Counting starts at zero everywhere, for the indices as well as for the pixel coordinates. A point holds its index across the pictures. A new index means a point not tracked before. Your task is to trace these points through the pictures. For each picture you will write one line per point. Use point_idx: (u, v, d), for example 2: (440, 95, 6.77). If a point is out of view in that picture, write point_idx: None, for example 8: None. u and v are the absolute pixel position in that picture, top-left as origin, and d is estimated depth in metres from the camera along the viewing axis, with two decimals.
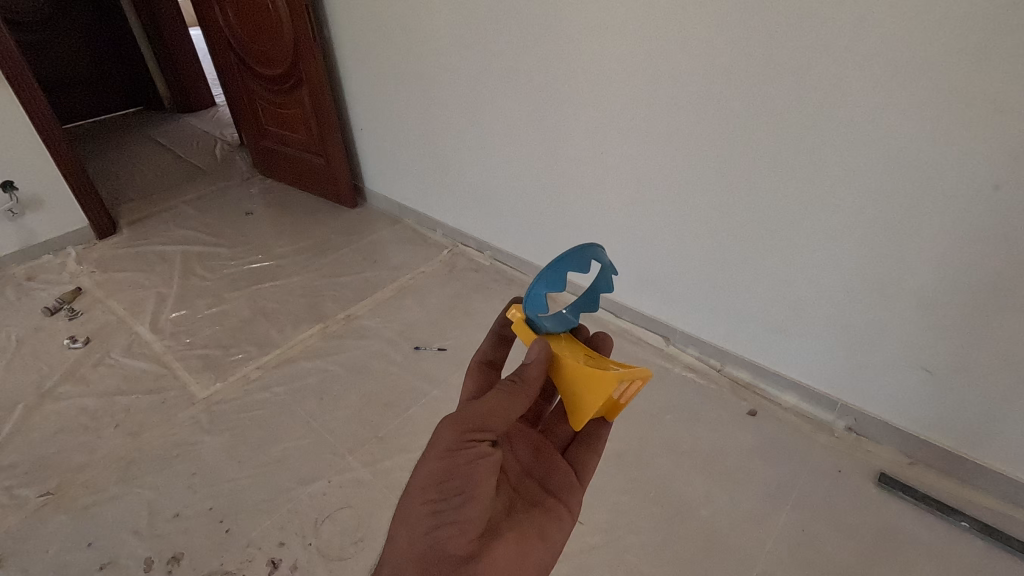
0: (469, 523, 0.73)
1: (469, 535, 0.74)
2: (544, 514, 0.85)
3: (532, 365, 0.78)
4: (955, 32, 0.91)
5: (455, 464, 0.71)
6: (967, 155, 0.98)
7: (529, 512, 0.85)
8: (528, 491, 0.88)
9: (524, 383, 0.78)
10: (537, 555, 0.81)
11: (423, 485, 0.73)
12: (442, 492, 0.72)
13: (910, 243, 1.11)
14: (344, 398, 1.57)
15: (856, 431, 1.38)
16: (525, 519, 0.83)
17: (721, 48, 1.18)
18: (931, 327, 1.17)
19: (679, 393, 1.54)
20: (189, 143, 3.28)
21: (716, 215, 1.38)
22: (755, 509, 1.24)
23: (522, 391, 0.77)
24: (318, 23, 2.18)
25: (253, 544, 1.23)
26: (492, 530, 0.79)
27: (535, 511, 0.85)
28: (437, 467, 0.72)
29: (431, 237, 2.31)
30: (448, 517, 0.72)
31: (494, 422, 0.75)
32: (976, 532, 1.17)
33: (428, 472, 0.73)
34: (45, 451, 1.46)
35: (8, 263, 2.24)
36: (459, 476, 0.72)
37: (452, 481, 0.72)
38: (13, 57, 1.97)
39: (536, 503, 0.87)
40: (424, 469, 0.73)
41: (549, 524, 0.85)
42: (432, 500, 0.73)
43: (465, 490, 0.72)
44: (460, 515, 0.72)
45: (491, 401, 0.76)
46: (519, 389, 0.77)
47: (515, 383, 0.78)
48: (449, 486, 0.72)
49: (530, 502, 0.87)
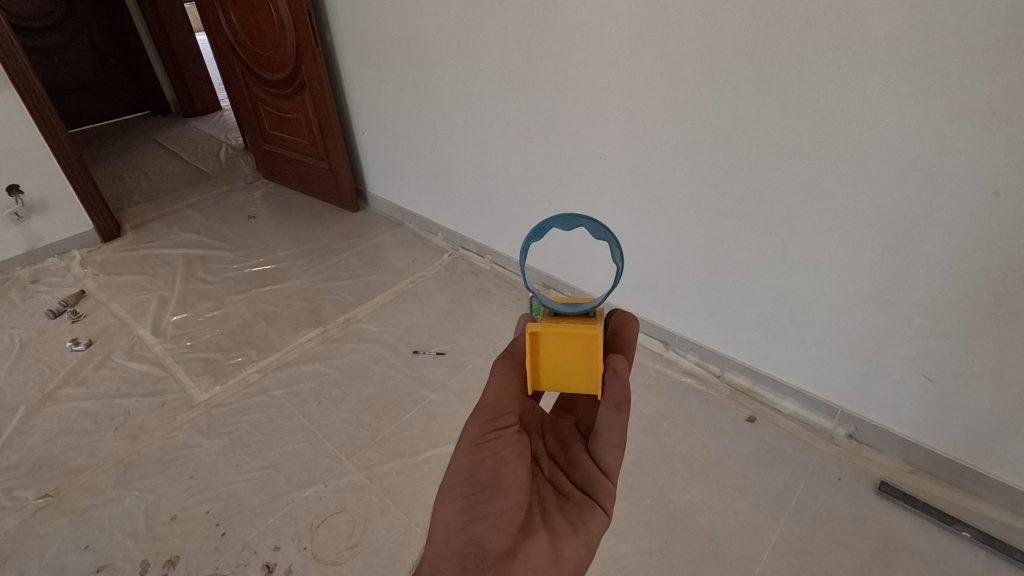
0: (504, 516, 0.70)
1: (507, 531, 0.70)
2: (579, 508, 0.78)
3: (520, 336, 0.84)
4: (952, 37, 0.90)
5: (480, 456, 0.73)
6: (965, 160, 0.97)
7: (563, 509, 0.78)
8: (562, 486, 0.81)
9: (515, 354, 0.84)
10: (571, 549, 0.73)
11: (454, 482, 0.74)
12: (473, 486, 0.72)
13: (909, 249, 1.10)
14: (342, 402, 1.57)
15: (857, 438, 1.37)
16: (557, 515, 0.76)
17: (717, 54, 1.18)
18: (929, 334, 1.16)
19: (678, 399, 1.53)
20: (194, 146, 3.31)
21: (714, 220, 1.38)
22: (753, 517, 1.23)
23: (513, 360, 0.83)
24: (321, 29, 2.20)
25: (248, 548, 1.23)
26: (529, 525, 0.73)
27: (569, 505, 0.78)
28: (466, 462, 0.74)
29: (432, 241, 2.32)
30: (481, 511, 0.71)
31: (508, 406, 0.78)
32: (978, 542, 1.15)
33: (457, 468, 0.75)
34: (45, 453, 1.47)
35: (13, 266, 2.26)
36: (488, 466, 0.73)
37: (482, 472, 0.72)
38: (19, 62, 1.99)
39: (567, 497, 0.79)
40: (455, 467, 0.76)
41: (583, 519, 0.77)
42: (464, 497, 0.73)
43: (495, 481, 0.72)
44: (493, 508, 0.70)
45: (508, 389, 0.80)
46: (512, 361, 0.83)
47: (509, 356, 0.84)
48: (479, 479, 0.72)
49: (565, 497, 0.80)
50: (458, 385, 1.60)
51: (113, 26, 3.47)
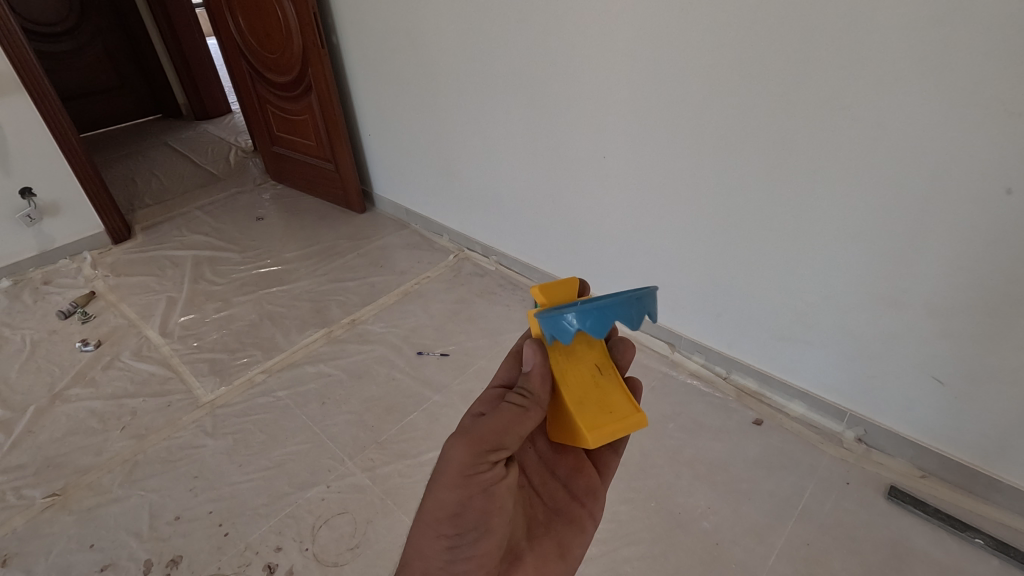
0: (487, 557, 0.71)
1: (486, 569, 0.71)
2: (565, 524, 0.82)
3: (533, 374, 0.74)
4: (959, 33, 0.89)
5: (469, 496, 0.69)
6: (978, 158, 0.95)
7: (551, 525, 0.82)
8: (550, 496, 0.84)
9: (531, 397, 0.73)
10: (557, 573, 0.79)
11: (435, 516, 0.70)
12: (458, 525, 0.69)
13: (919, 247, 1.08)
14: (346, 402, 1.57)
15: (866, 442, 1.34)
16: (543, 535, 0.80)
17: (723, 52, 1.16)
18: (940, 335, 1.13)
19: (684, 401, 1.51)
20: (205, 149, 3.34)
21: (719, 220, 1.36)
22: (759, 522, 1.21)
23: (533, 405, 0.73)
24: (327, 31, 2.21)
25: (251, 548, 1.23)
26: (512, 554, 0.76)
27: (557, 522, 0.82)
28: (451, 496, 0.69)
29: (437, 241, 2.32)
30: (463, 551, 0.70)
31: (508, 441, 0.71)
32: (991, 550, 1.12)
33: (441, 500, 0.69)
34: (54, 452, 1.49)
35: (26, 267, 2.29)
36: (476, 505, 0.69)
37: (467, 513, 0.69)
38: (32, 67, 2.02)
39: (558, 510, 0.83)
40: (437, 497, 0.69)
41: (568, 533, 0.82)
42: (447, 533, 0.70)
43: (480, 522, 0.70)
44: (477, 549, 0.70)
45: (503, 416, 0.71)
46: (528, 405, 0.72)
47: (524, 397, 0.73)
48: (464, 519, 0.69)
49: (552, 509, 0.83)
50: (461, 386, 1.59)
51: (126, 31, 3.52)
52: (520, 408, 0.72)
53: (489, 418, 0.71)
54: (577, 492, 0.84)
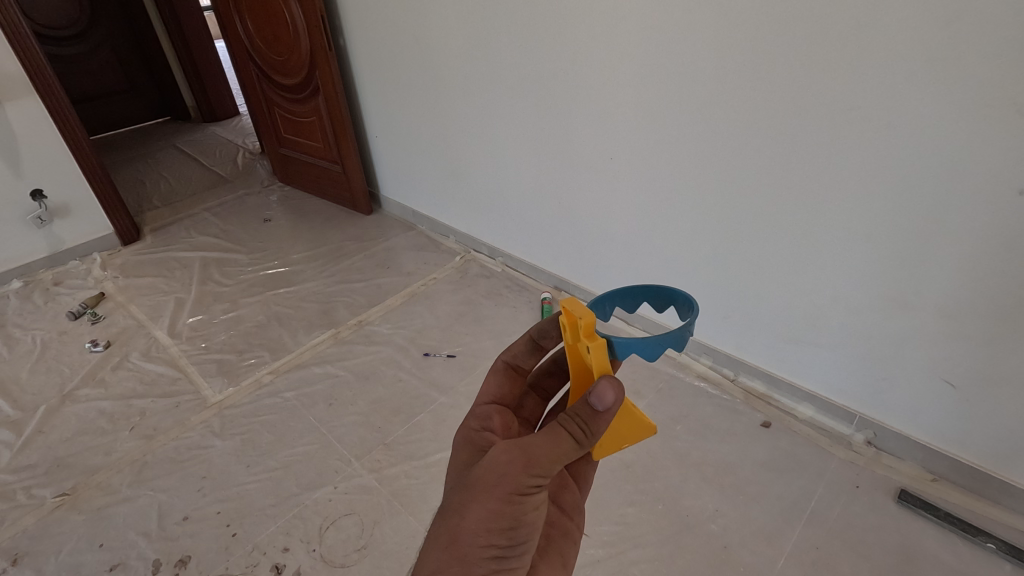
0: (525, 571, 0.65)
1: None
2: (561, 535, 0.77)
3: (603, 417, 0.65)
4: (971, 34, 0.88)
5: (525, 509, 0.63)
6: (990, 159, 0.94)
7: (548, 539, 0.75)
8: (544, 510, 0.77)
9: (589, 435, 0.65)
10: None
11: (485, 528, 0.62)
12: (507, 539, 0.63)
13: (930, 248, 1.07)
14: (353, 404, 1.57)
15: (875, 445, 1.34)
16: (544, 549, 0.74)
17: (729, 54, 1.16)
18: (950, 337, 1.12)
19: (691, 403, 1.50)
20: (213, 151, 3.36)
21: (726, 220, 1.36)
22: (767, 525, 1.20)
23: (587, 444, 0.65)
24: (335, 33, 2.22)
25: (259, 548, 1.23)
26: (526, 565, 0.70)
27: (553, 536, 0.76)
28: (502, 508, 0.62)
29: (444, 243, 2.32)
30: (510, 564, 0.63)
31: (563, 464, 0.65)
32: (1003, 554, 1.11)
33: (489, 515, 0.62)
34: (64, 452, 1.50)
35: (37, 268, 2.31)
36: (526, 520, 0.64)
37: (521, 525, 0.63)
38: (42, 70, 2.04)
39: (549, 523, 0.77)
40: (485, 512, 0.62)
41: (566, 546, 0.76)
42: (496, 544, 0.62)
43: (528, 538, 0.64)
44: (521, 563, 0.64)
45: (562, 439, 0.64)
46: (588, 439, 0.64)
47: (584, 432, 0.64)
48: (517, 532, 0.63)
49: (547, 523, 0.77)
50: (468, 387, 1.59)
51: (135, 34, 3.55)
52: (578, 440, 0.64)
53: (542, 438, 0.64)
54: (565, 506, 0.79)
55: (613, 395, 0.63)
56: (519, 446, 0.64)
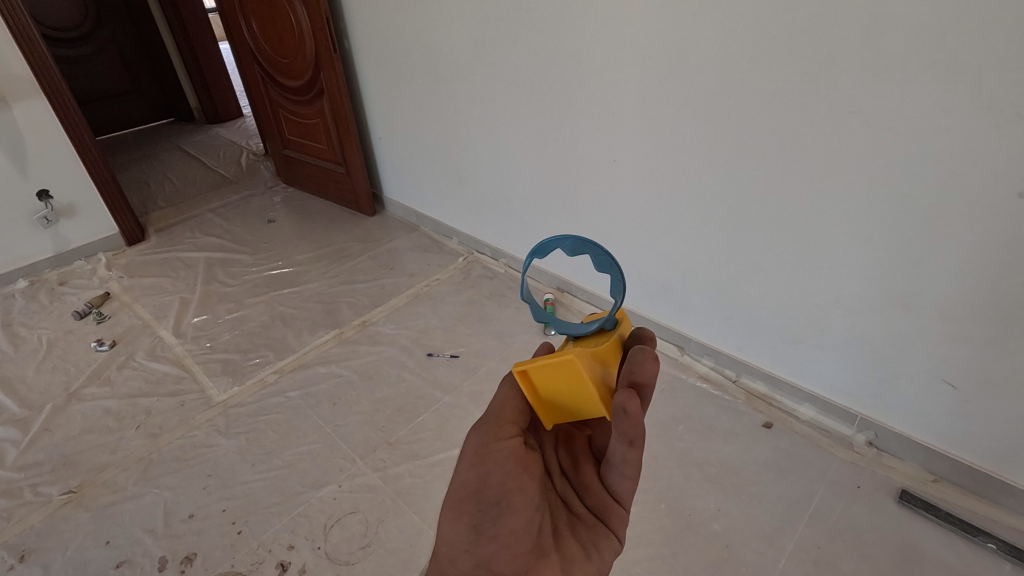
0: (511, 536, 0.70)
1: (515, 551, 0.70)
2: (588, 530, 0.77)
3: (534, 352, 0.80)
4: (973, 38, 0.89)
5: (485, 472, 0.72)
6: (991, 162, 0.95)
7: (574, 530, 0.77)
8: (572, 504, 0.79)
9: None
10: None
11: (458, 497, 0.74)
12: (478, 501, 0.72)
13: (930, 250, 1.08)
14: (357, 403, 1.58)
15: (876, 445, 1.34)
16: (568, 538, 0.75)
17: (732, 57, 1.17)
18: (951, 339, 1.13)
19: (694, 403, 1.51)
20: (217, 152, 3.38)
21: (728, 223, 1.37)
22: (769, 525, 1.21)
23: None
24: (340, 36, 2.24)
25: (264, 546, 1.24)
26: (539, 548, 0.71)
27: (578, 528, 0.77)
28: (470, 475, 0.73)
29: (447, 244, 2.33)
30: (488, 529, 0.71)
31: None
32: (1002, 554, 1.12)
33: (462, 481, 0.74)
34: (70, 450, 1.51)
35: (42, 268, 2.33)
36: (494, 481, 0.71)
37: (487, 488, 0.72)
38: (49, 72, 2.06)
39: (577, 516, 0.78)
40: (459, 479, 0.74)
41: (591, 540, 0.76)
42: (470, 512, 0.72)
43: (501, 498, 0.71)
44: (500, 528, 0.70)
45: None
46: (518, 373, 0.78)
47: (515, 370, 0.79)
48: (487, 494, 0.72)
49: (575, 516, 0.78)
50: (471, 387, 1.61)
51: (140, 36, 3.57)
52: (519, 390, 0.79)
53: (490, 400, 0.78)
54: (597, 506, 0.79)
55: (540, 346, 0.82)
56: (480, 423, 0.78)
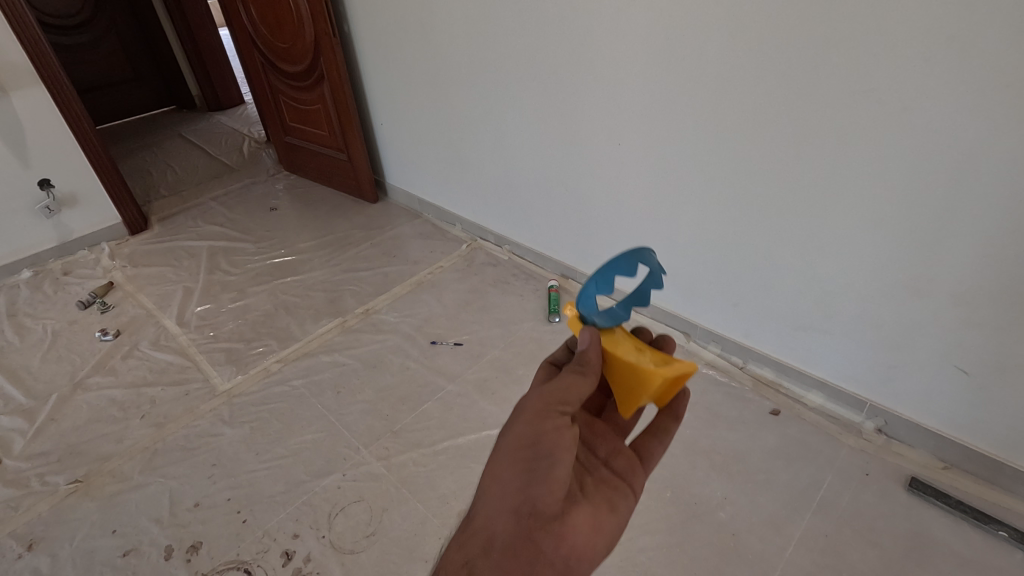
0: (560, 483, 0.63)
1: (557, 501, 0.63)
2: (614, 490, 0.71)
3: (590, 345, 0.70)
4: (987, 14, 0.86)
5: (541, 428, 0.65)
6: (1009, 141, 0.92)
7: (602, 488, 0.71)
8: (595, 468, 0.73)
9: (589, 363, 0.69)
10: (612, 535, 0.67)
11: (512, 447, 0.64)
12: (530, 454, 0.63)
13: (944, 235, 1.05)
14: (361, 391, 1.58)
15: (886, 432, 1.32)
16: (595, 493, 0.69)
17: (740, 33, 1.13)
18: (967, 324, 1.10)
19: (700, 391, 1.50)
20: (219, 139, 3.36)
21: (737, 206, 1.34)
22: (776, 513, 1.20)
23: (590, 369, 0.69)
24: (338, 19, 2.20)
25: (269, 535, 1.24)
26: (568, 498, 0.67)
27: (603, 485, 0.71)
28: (524, 430, 0.65)
29: (450, 231, 2.31)
30: (537, 478, 0.63)
31: (573, 392, 0.68)
32: (1015, 542, 1.10)
33: (516, 433, 0.65)
34: (76, 439, 1.52)
35: (45, 258, 2.32)
36: (549, 433, 0.64)
37: (543, 441, 0.64)
38: (46, 59, 2.03)
39: (600, 475, 0.73)
40: (512, 432, 0.66)
41: (619, 499, 0.70)
42: (518, 464, 0.64)
43: (553, 450, 0.64)
44: (549, 481, 0.63)
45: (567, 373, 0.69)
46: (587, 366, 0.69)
47: (583, 362, 0.69)
48: (537, 447, 0.63)
49: (600, 479, 0.72)
50: (475, 375, 1.60)
51: (139, 22, 3.53)
52: (581, 369, 0.69)
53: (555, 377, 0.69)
54: (618, 469, 0.74)
55: (586, 333, 0.70)
56: (533, 388, 0.70)
